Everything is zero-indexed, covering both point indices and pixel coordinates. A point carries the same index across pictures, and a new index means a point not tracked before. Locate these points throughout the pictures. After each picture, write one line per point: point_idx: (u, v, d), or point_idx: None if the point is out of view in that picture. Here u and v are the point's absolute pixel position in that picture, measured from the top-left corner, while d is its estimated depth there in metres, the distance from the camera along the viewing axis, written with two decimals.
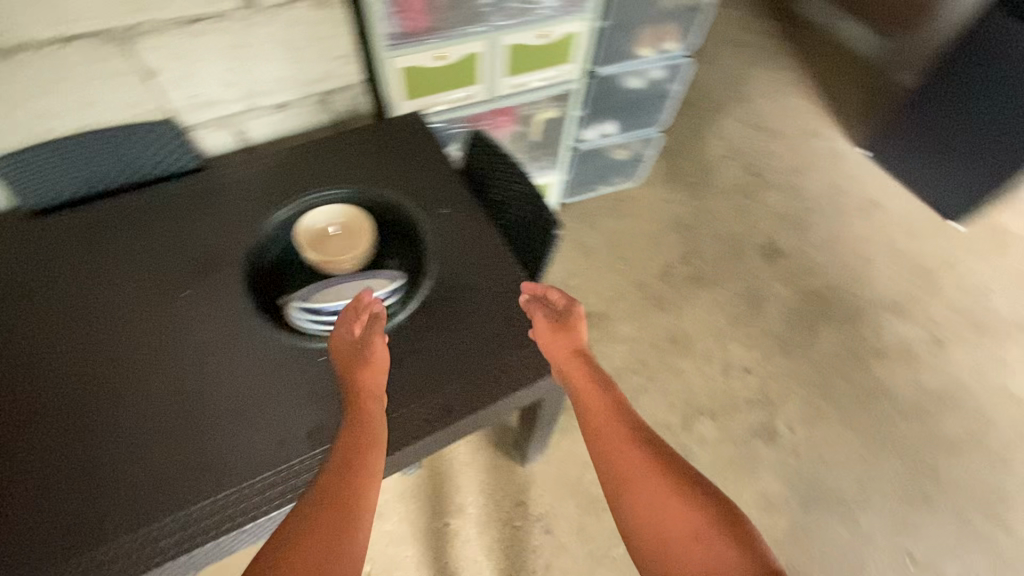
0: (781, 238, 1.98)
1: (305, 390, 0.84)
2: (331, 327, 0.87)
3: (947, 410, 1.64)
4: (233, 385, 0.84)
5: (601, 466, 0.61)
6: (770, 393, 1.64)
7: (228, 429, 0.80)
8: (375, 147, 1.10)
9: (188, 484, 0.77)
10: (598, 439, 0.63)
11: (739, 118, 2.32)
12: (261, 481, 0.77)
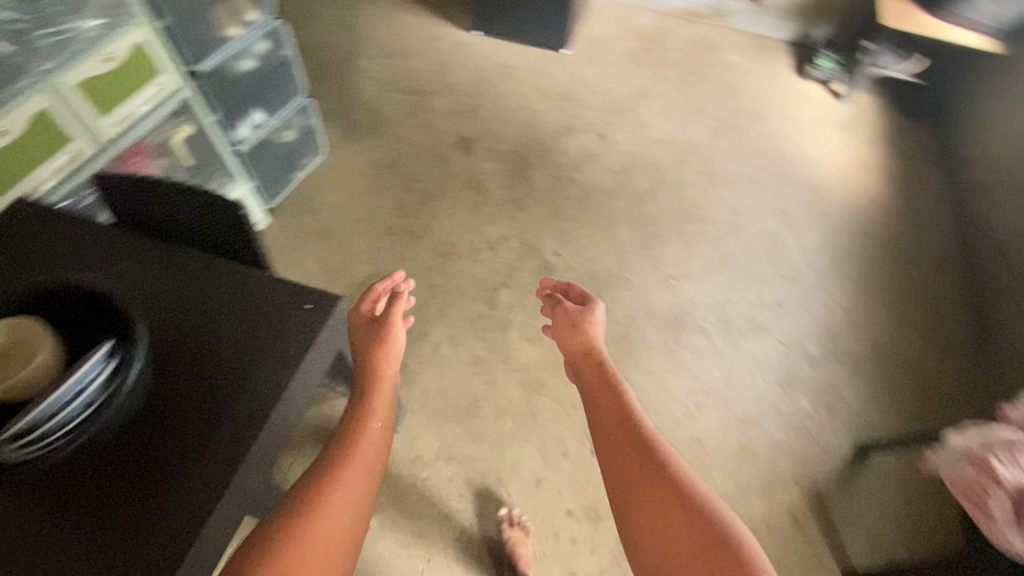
0: (464, 131, 2.24)
1: (244, 336, 0.86)
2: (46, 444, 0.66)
3: (633, 173, 2.14)
4: (190, 373, 0.83)
5: (603, 437, 0.97)
6: (530, 240, 1.93)
7: (212, 398, 0.81)
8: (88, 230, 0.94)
9: (185, 468, 0.76)
10: (605, 410, 1.01)
11: (371, 55, 2.46)
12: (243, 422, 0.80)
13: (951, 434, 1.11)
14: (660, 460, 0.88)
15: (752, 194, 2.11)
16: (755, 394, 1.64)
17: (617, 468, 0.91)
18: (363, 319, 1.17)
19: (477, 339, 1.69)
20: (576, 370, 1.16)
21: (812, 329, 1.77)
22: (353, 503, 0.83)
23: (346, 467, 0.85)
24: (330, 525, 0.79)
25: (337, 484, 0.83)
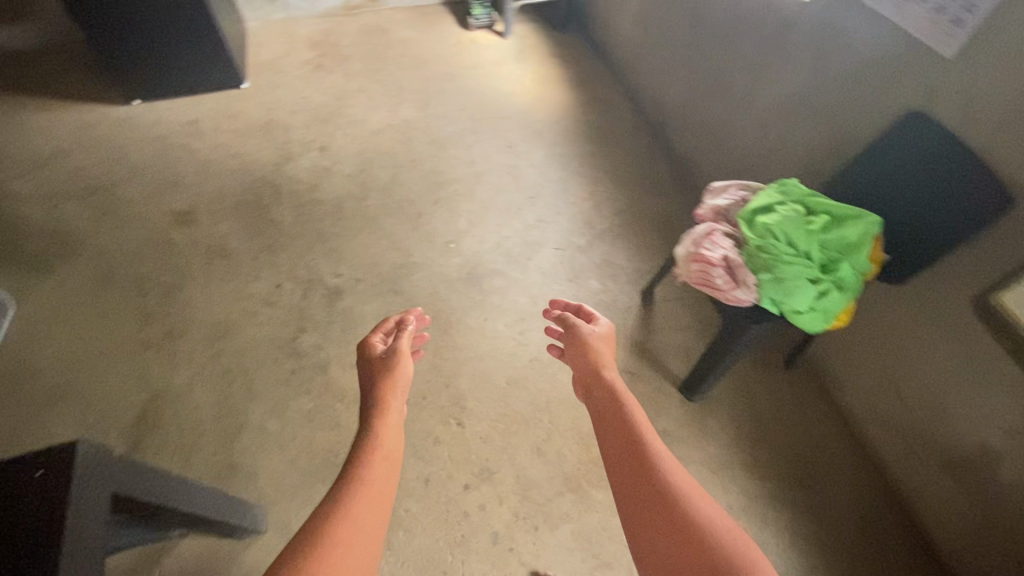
0: (175, 204, 2.01)
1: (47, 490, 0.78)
2: None
3: (370, 169, 2.17)
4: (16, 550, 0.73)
5: (608, 455, 0.90)
6: (304, 275, 1.85)
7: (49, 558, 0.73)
8: None
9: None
10: (608, 424, 0.95)
11: (16, 174, 2.04)
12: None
13: (677, 249, 1.39)
14: (659, 475, 0.81)
15: (477, 141, 2.31)
16: (560, 297, 1.85)
17: (616, 483, 0.85)
18: (374, 361, 1.18)
19: (301, 393, 1.60)
20: (581, 388, 1.10)
21: (574, 224, 2.05)
22: (370, 521, 0.81)
23: (353, 496, 0.83)
24: (351, 539, 0.77)
25: (354, 502, 0.83)
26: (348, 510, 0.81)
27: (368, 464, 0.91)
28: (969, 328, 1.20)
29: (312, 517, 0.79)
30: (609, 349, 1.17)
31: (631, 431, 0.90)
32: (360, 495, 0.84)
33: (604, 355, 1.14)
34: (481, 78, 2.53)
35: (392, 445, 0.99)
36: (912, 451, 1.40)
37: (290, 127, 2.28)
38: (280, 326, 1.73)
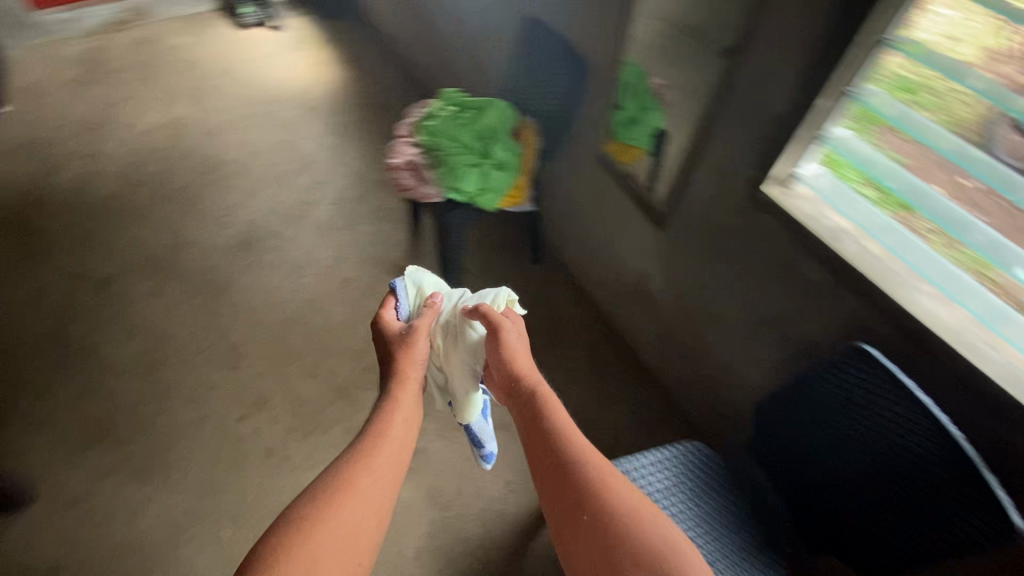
0: None
1: None
2: None
3: (144, 166, 2.21)
4: None
5: (571, 488, 0.74)
6: (74, 271, 1.87)
7: None
8: None
9: None
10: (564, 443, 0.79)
11: None
12: None
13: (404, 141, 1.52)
14: (646, 535, 0.68)
15: (255, 126, 2.41)
16: (335, 244, 2.01)
17: (576, 520, 0.71)
18: (397, 344, 0.98)
19: (75, 373, 1.65)
20: (504, 389, 0.96)
21: (351, 183, 2.20)
22: (358, 529, 0.71)
23: (359, 504, 0.73)
24: (337, 549, 0.68)
25: (351, 512, 0.72)
26: (335, 526, 0.70)
27: (364, 461, 0.78)
28: (606, 182, 1.51)
29: (308, 528, 0.68)
30: (526, 356, 0.97)
31: (602, 477, 0.74)
32: (350, 509, 0.72)
33: (522, 354, 0.98)
34: (263, 75, 2.63)
35: (406, 445, 0.85)
36: (617, 298, 1.70)
37: (56, 138, 2.26)
38: (52, 320, 1.75)
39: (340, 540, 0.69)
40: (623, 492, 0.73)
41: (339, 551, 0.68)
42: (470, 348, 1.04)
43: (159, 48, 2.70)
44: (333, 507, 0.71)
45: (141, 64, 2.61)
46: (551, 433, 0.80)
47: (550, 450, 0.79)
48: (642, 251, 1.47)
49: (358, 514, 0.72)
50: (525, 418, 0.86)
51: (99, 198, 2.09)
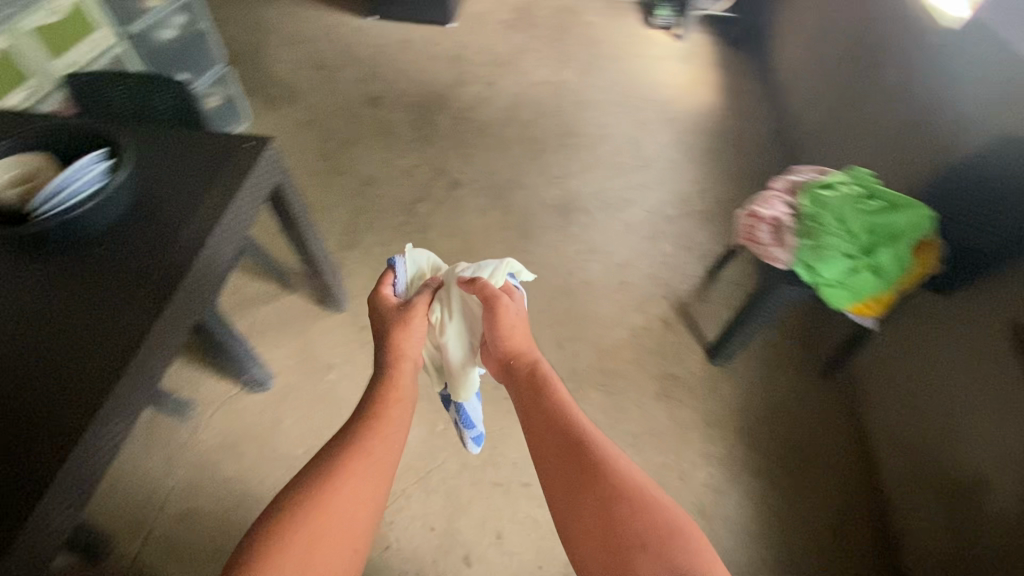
0: (372, 90, 2.55)
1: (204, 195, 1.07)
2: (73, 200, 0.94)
3: (519, 110, 2.53)
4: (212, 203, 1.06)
5: (568, 463, 0.87)
6: (438, 167, 2.28)
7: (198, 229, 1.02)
8: (207, 161, 1.12)
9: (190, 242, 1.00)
10: (562, 434, 0.90)
11: (282, 44, 2.75)
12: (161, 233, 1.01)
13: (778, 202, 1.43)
14: (632, 485, 0.83)
15: (618, 112, 2.54)
16: (631, 248, 2.01)
17: (575, 494, 0.84)
18: (389, 323, 1.10)
19: (403, 241, 2.01)
20: (501, 364, 1.09)
21: (675, 199, 2.18)
22: (354, 505, 0.82)
23: (348, 484, 0.83)
24: (336, 534, 0.78)
25: (344, 493, 0.82)
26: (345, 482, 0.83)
27: (363, 442, 0.89)
28: (993, 355, 1.20)
29: (299, 516, 0.78)
30: (527, 335, 1.11)
31: (599, 451, 0.87)
32: (346, 490, 0.82)
33: (520, 328, 1.11)
34: (645, 70, 2.75)
35: (404, 416, 0.97)
36: (913, 478, 1.38)
37: (476, 62, 2.73)
38: (411, 194, 2.16)
39: (339, 521, 0.79)
40: (621, 468, 0.85)
41: (337, 530, 0.79)
42: (461, 334, 1.17)
43: (576, 19, 3.04)
44: (331, 491, 0.81)
45: (558, 27, 2.98)
46: (545, 421, 0.93)
47: (547, 438, 0.91)
48: (1002, 457, 1.14)
49: (356, 494, 0.83)
50: (529, 407, 0.99)
51: (481, 119, 2.47)
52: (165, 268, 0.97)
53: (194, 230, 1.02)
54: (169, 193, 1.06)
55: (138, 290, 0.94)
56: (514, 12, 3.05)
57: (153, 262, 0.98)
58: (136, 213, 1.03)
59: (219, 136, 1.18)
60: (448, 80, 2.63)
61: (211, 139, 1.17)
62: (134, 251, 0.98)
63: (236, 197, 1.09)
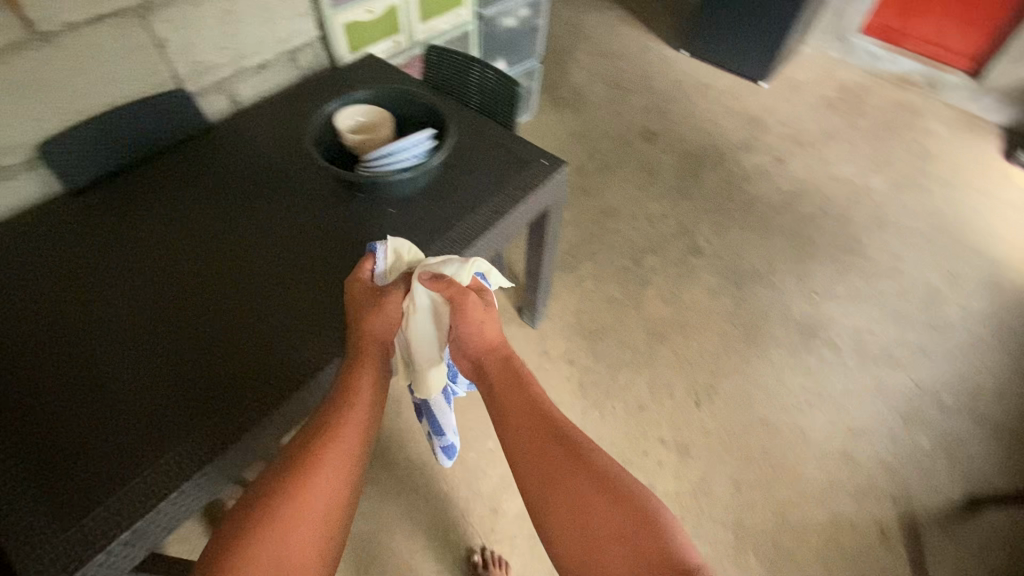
0: (652, 124, 2.46)
1: (487, 205, 1.09)
2: (398, 167, 1.04)
3: (802, 198, 2.19)
4: (488, 217, 1.08)
5: (547, 479, 0.75)
6: (686, 224, 2.07)
7: (468, 236, 1.05)
8: (502, 172, 1.15)
9: (452, 246, 1.03)
10: (543, 444, 0.78)
11: (588, 53, 2.81)
12: (439, 222, 1.06)
13: None
14: (615, 480, 0.73)
15: (923, 247, 2.06)
16: (874, 418, 1.62)
17: (562, 504, 0.73)
18: (361, 300, 0.85)
19: (619, 284, 1.86)
20: (471, 356, 0.90)
21: (959, 386, 1.69)
22: (324, 502, 0.72)
23: (315, 479, 0.72)
24: (312, 536, 0.69)
25: (313, 484, 0.72)
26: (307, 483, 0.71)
27: (320, 438, 0.75)
28: None
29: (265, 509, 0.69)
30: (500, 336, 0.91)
31: (585, 446, 0.77)
32: (320, 483, 0.72)
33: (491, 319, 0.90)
34: (980, 213, 2.19)
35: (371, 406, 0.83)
36: None
37: (771, 132, 2.47)
38: (648, 238, 2.00)
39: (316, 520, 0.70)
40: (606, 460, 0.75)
41: (310, 528, 0.69)
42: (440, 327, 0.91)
43: (911, 122, 2.54)
44: (298, 484, 0.71)
45: (884, 124, 2.53)
46: (525, 431, 0.80)
47: (528, 450, 0.78)
48: None
49: (333, 494, 0.73)
50: (501, 410, 0.84)
51: (752, 191, 2.20)
52: (437, 251, 1.02)
53: (463, 234, 1.05)
54: (460, 190, 1.11)
55: None
56: (838, 92, 2.68)
57: (431, 239, 1.03)
58: (433, 188, 1.10)
59: (525, 144, 1.21)
60: (734, 139, 2.42)
61: (517, 143, 1.20)
62: (420, 222, 1.05)
63: (516, 209, 1.10)
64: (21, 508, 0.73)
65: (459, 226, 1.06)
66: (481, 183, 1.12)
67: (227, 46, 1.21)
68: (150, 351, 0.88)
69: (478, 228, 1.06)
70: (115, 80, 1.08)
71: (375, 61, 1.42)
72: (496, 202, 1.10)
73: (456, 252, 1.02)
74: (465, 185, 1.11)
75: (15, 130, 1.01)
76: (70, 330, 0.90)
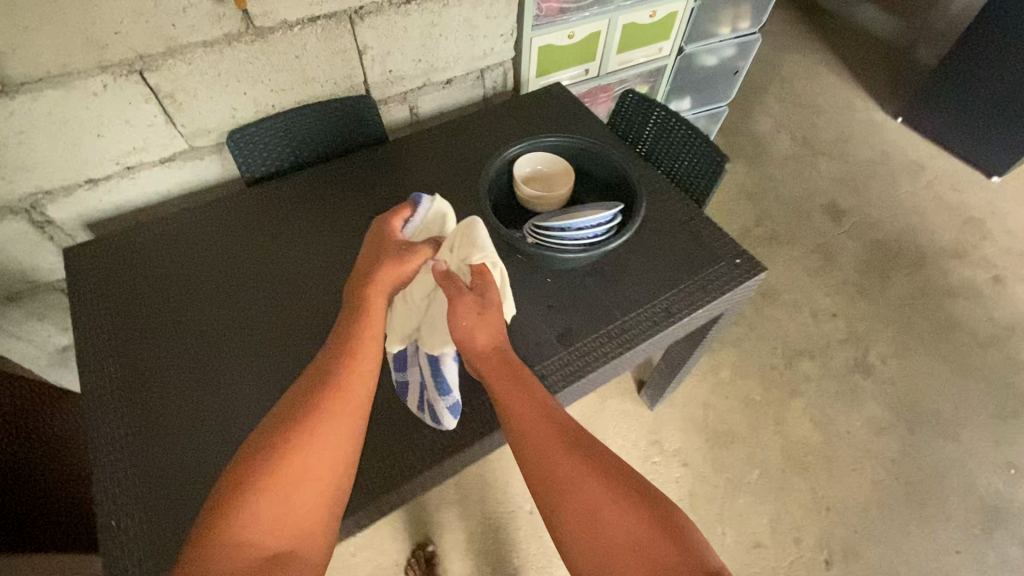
0: (841, 198, 2.11)
1: (657, 303, 0.92)
2: (569, 240, 0.92)
3: (1020, 337, 1.75)
4: (655, 321, 0.90)
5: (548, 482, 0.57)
6: (860, 332, 1.74)
7: (626, 339, 0.88)
8: (683, 265, 0.96)
9: (601, 349, 0.87)
10: (546, 442, 0.60)
11: (781, 98, 2.47)
12: (597, 312, 0.91)
13: None
14: (622, 476, 0.57)
15: None
16: None
17: (571, 515, 0.55)
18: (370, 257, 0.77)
19: (761, 386, 1.61)
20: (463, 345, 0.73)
21: None
22: (308, 478, 0.56)
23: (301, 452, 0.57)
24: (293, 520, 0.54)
25: (298, 455, 0.57)
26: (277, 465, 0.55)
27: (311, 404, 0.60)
28: None
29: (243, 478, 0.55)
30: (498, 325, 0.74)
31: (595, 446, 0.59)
32: (307, 457, 0.57)
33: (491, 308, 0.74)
34: None
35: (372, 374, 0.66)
36: None
37: (995, 242, 2.00)
38: (807, 339, 1.71)
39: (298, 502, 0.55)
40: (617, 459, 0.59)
41: (288, 505, 0.54)
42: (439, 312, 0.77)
43: None
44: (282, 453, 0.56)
45: None
46: (525, 426, 0.61)
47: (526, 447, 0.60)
48: None
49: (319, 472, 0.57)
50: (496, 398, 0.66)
51: (953, 312, 1.80)
52: (585, 347, 0.87)
53: (617, 334, 0.89)
54: (628, 278, 0.95)
55: (558, 351, 0.87)
56: None
57: (586, 330, 0.90)
58: (602, 267, 0.96)
59: (718, 234, 1.01)
60: (942, 240, 1.99)
61: (709, 231, 1.01)
62: (578, 306, 0.92)
63: (691, 316, 0.92)
64: (134, 524, 0.74)
65: (618, 323, 0.90)
66: (655, 274, 0.95)
67: (422, 59, 1.14)
68: (270, 377, 0.87)
69: (639, 331, 0.89)
70: (311, 80, 1.05)
71: (562, 92, 1.28)
72: (668, 302, 0.92)
73: (605, 359, 0.87)
74: (637, 273, 0.95)
75: (213, 116, 1.01)
76: (202, 327, 0.93)
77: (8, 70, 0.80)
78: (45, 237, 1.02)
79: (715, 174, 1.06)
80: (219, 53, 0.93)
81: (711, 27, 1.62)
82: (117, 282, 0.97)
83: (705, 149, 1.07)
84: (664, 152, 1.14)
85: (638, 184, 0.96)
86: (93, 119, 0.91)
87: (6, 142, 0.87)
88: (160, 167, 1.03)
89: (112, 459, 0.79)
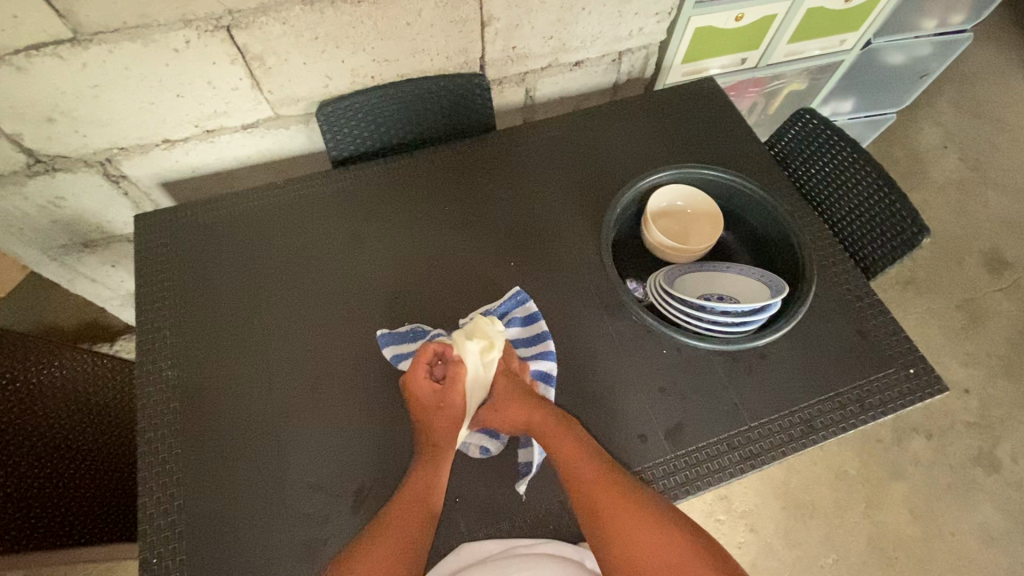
0: (1007, 245, 1.73)
1: (799, 412, 0.74)
2: (700, 321, 0.77)
3: None
4: (792, 434, 0.73)
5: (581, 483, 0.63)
6: (992, 418, 1.47)
7: (753, 452, 0.72)
8: (840, 367, 0.77)
9: (721, 459, 0.72)
10: (590, 469, 0.64)
11: (959, 103, 2.01)
12: (722, 410, 0.74)
13: None
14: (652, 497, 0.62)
15: None
16: None
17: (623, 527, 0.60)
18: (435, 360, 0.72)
19: (858, 459, 1.40)
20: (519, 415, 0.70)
21: None
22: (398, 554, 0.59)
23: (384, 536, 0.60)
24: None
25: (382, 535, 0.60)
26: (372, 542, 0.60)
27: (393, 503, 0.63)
28: None
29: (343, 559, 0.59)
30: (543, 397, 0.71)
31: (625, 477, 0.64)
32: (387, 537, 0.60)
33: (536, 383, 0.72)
34: None
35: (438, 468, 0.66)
36: None
37: None
38: (926, 413, 1.46)
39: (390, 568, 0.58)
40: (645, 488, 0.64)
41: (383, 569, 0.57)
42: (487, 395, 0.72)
43: None
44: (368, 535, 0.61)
45: None
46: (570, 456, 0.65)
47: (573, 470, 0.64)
48: None
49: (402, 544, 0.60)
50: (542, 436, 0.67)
51: None
52: (703, 453, 0.72)
53: (749, 444, 0.73)
54: (767, 370, 0.77)
55: (667, 452, 0.72)
56: None
57: (703, 430, 0.73)
58: (735, 350, 0.78)
59: (891, 329, 0.79)
60: None
61: (877, 323, 0.80)
62: (697, 396, 0.75)
63: (839, 436, 0.73)
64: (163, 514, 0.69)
65: (749, 430, 0.73)
66: (802, 372, 0.77)
67: (554, 36, 0.94)
68: (301, 393, 0.76)
69: (771, 445, 0.73)
70: (419, 52, 0.87)
71: (716, 91, 1.00)
72: (812, 412, 0.74)
73: (725, 471, 0.71)
74: (778, 365, 0.77)
75: (304, 85, 0.86)
76: (236, 312, 0.81)
77: (80, 16, 0.68)
78: (119, 193, 0.94)
79: (904, 248, 0.83)
80: (319, 12, 0.76)
81: (914, 18, 1.26)
82: (185, 251, 0.86)
83: (899, 214, 0.84)
84: (836, 203, 0.91)
85: (807, 247, 0.80)
86: (173, 77, 0.78)
87: (81, 95, 0.77)
88: (242, 134, 0.91)
89: (160, 470, 0.71)
